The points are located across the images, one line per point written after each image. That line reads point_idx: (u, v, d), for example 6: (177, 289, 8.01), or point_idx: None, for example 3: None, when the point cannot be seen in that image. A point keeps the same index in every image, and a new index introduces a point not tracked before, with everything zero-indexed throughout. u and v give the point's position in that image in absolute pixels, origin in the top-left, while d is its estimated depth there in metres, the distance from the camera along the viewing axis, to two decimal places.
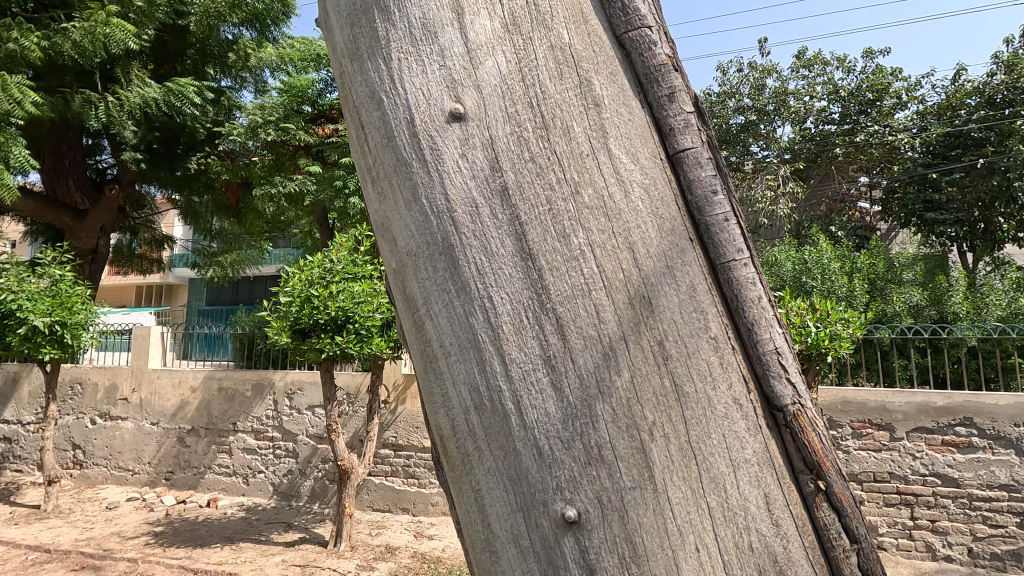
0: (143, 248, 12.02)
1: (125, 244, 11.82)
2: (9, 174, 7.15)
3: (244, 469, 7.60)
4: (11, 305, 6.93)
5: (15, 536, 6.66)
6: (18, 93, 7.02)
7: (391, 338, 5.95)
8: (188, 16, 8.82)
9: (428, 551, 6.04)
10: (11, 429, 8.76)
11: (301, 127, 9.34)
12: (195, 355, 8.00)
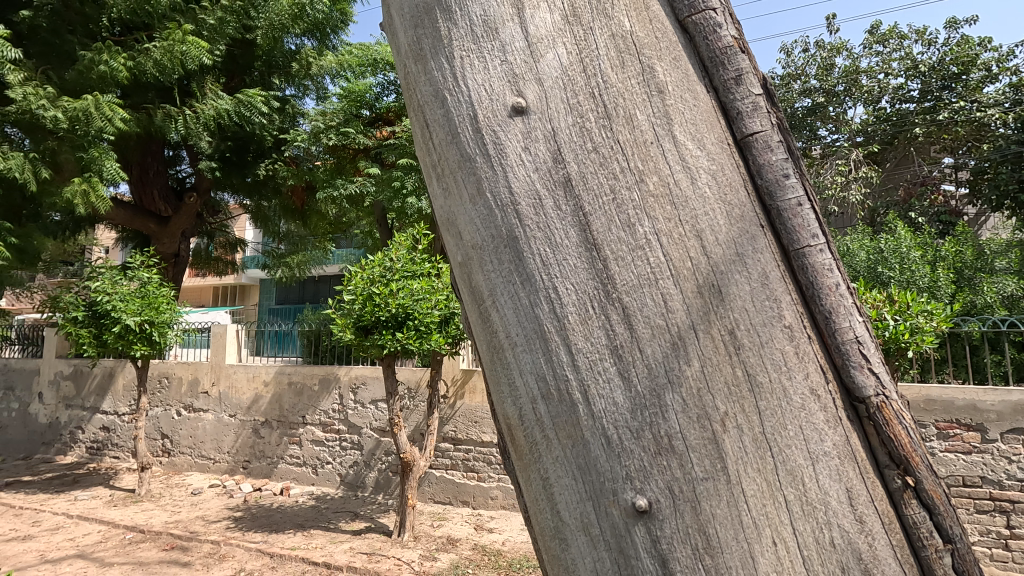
0: (219, 250, 12.83)
1: (203, 248, 12.67)
2: (103, 186, 7.82)
3: (313, 460, 7.99)
4: (107, 306, 7.67)
5: (115, 516, 7.29)
6: (109, 110, 7.64)
7: (449, 334, 6.10)
8: (255, 30, 9.31)
9: (488, 543, 6.13)
10: (109, 419, 9.59)
11: (360, 131, 9.71)
12: (267, 351, 8.51)
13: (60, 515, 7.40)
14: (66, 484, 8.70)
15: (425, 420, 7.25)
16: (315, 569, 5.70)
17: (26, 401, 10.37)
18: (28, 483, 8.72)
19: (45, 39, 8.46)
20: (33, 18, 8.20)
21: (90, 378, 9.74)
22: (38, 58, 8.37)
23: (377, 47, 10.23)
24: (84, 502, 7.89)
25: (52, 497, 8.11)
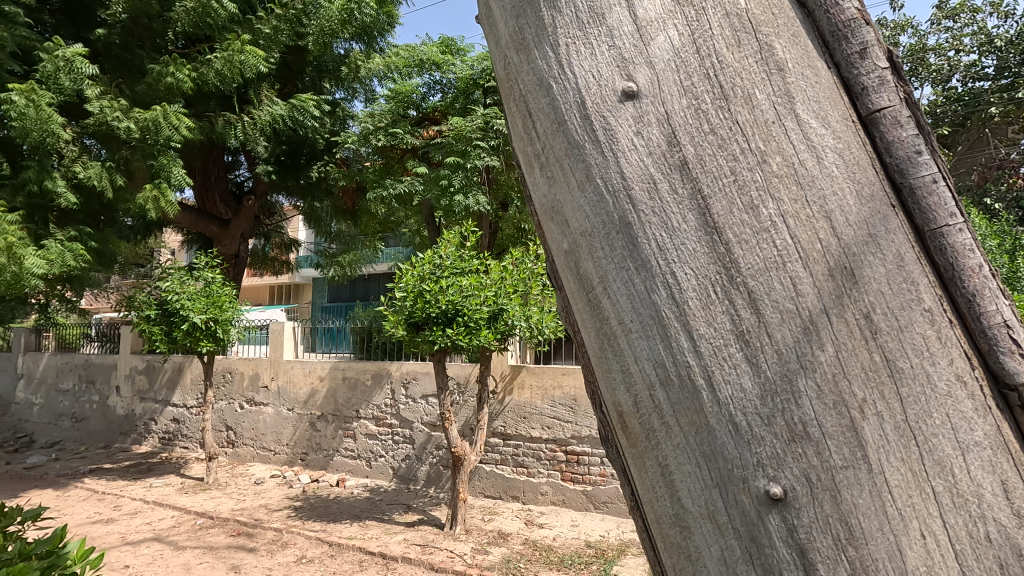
0: (275, 251, 13.39)
1: (260, 248, 13.25)
2: (172, 191, 8.29)
3: (366, 453, 8.23)
4: (176, 305, 8.11)
5: (187, 503, 7.73)
6: (175, 120, 8.08)
7: (498, 330, 6.10)
8: (306, 37, 9.62)
9: (539, 538, 6.15)
10: (179, 411, 10.18)
11: (408, 131, 9.98)
12: (321, 347, 8.84)
13: (138, 500, 7.91)
14: (142, 472, 9.30)
15: (475, 415, 7.34)
16: (371, 558, 5.87)
17: (105, 394, 11.13)
18: (109, 470, 9.36)
19: (118, 55, 9.01)
20: (107, 35, 8.75)
21: (161, 373, 10.36)
22: (112, 72, 8.93)
23: (425, 49, 10.45)
24: (158, 489, 8.41)
25: (130, 484, 8.68)
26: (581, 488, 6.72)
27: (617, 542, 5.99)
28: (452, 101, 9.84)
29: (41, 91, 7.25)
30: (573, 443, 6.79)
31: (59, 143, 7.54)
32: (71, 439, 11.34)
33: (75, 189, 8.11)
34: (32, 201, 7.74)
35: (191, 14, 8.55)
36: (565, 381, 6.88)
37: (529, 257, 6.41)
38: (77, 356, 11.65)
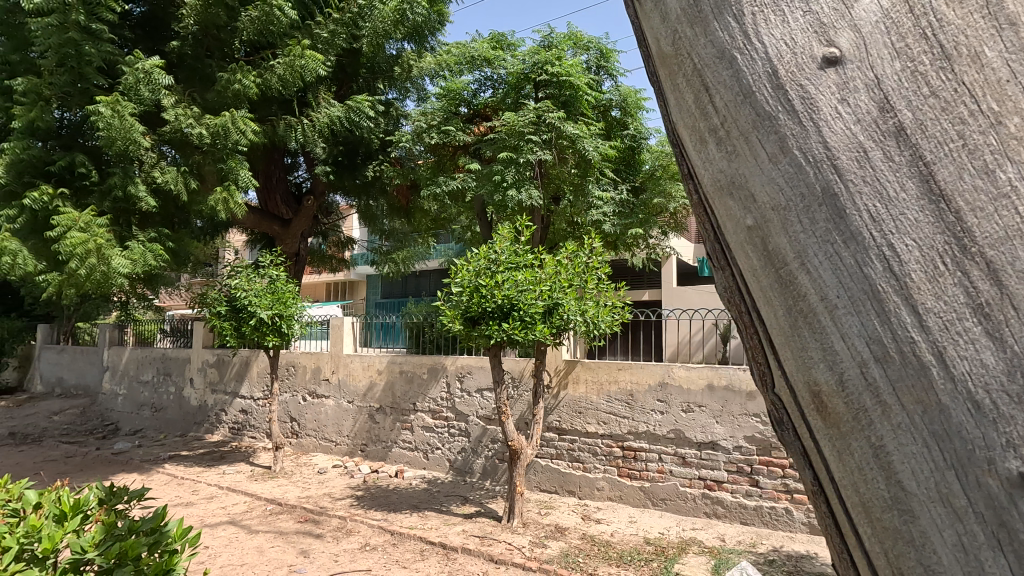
0: (331, 249, 13.93)
1: (317, 246, 13.77)
2: (239, 193, 8.70)
3: (424, 445, 8.41)
4: (244, 301, 8.48)
5: (257, 490, 8.13)
6: (241, 125, 8.44)
7: (554, 325, 6.13)
8: (361, 39, 9.84)
9: (596, 534, 6.10)
10: (247, 403, 10.72)
11: (460, 128, 9.61)
12: (375, 343, 9.13)
13: (213, 486, 8.38)
14: (215, 459, 9.84)
15: (531, 409, 7.37)
16: (432, 548, 5.99)
17: (180, 386, 11.83)
18: (185, 457, 9.96)
19: (190, 65, 9.53)
20: (181, 47, 9.30)
21: (230, 366, 10.92)
22: (184, 82, 9.44)
23: (474, 43, 9.81)
24: (230, 476, 8.88)
25: (205, 470, 9.20)
26: (638, 484, 6.66)
27: (677, 540, 5.86)
28: (502, 96, 9.24)
29: (124, 102, 7.75)
30: (630, 439, 6.74)
31: (140, 151, 8.05)
32: (151, 427, 12.12)
33: (154, 193, 8.64)
34: (118, 205, 8.31)
35: (256, 23, 8.94)
36: (621, 376, 6.83)
37: (583, 251, 6.45)
38: (155, 350, 12.43)
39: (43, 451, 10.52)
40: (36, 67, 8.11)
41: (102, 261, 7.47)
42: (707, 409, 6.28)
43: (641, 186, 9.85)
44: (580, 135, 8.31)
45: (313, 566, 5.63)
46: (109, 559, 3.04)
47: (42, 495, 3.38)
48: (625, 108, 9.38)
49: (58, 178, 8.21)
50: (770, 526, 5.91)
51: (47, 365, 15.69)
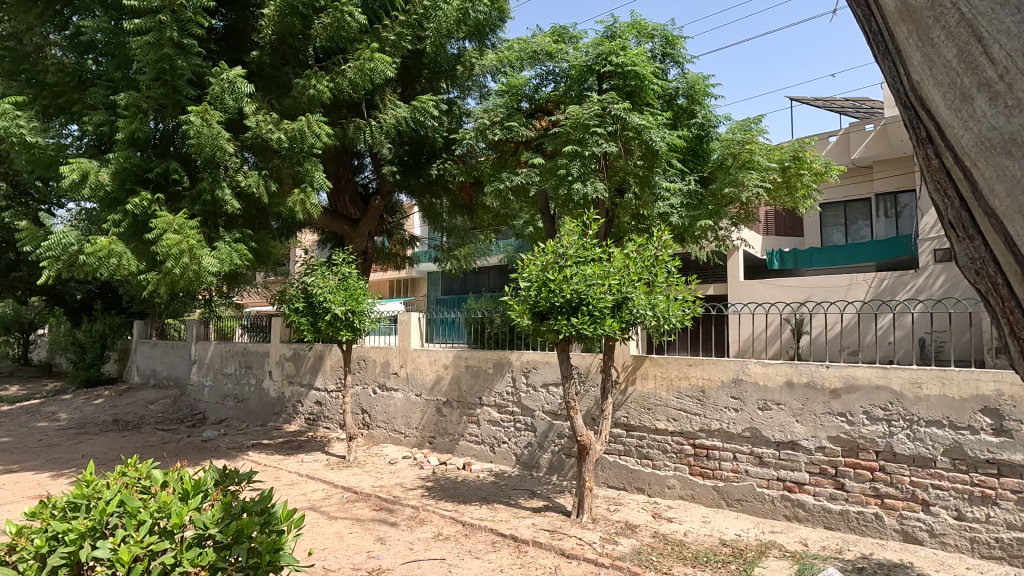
0: (395, 247, 14.27)
1: (382, 245, 14.20)
2: (314, 194, 9.11)
3: (490, 439, 8.49)
4: (319, 297, 8.80)
5: (333, 478, 8.46)
6: (315, 128, 8.79)
7: (623, 319, 5.97)
8: (426, 40, 10.10)
9: (669, 533, 5.93)
10: (321, 395, 11.19)
11: (523, 123, 9.07)
12: (437, 338, 9.37)
13: (292, 473, 8.77)
14: (293, 448, 10.32)
15: (598, 405, 7.26)
16: (504, 540, 6.00)
17: (260, 378, 12.47)
18: (266, 445, 10.49)
19: (268, 73, 9.97)
20: (260, 57, 9.73)
21: (306, 359, 11.44)
22: (263, 90, 9.88)
23: (535, 38, 9.27)
24: (309, 464, 9.30)
25: (285, 458, 9.66)
26: (712, 484, 6.41)
27: (756, 542, 5.59)
28: (565, 90, 8.79)
29: (211, 111, 8.22)
30: (702, 437, 6.51)
31: (225, 156, 8.50)
32: (234, 417, 12.87)
33: (238, 196, 9.12)
34: (206, 208, 8.81)
35: (328, 29, 9.25)
36: (692, 372, 6.61)
37: (651, 244, 6.31)
38: (237, 344, 13.17)
39: (142, 437, 11.37)
40: (134, 82, 8.71)
41: (193, 260, 7.95)
42: (785, 408, 5.97)
43: (709, 176, 9.23)
44: (647, 125, 7.72)
45: (390, 553, 5.73)
46: (228, 535, 3.21)
47: (167, 474, 3.57)
48: (693, 96, 8.92)
49: (155, 184, 8.79)
50: (857, 532, 5.54)
51: (142, 358, 16.96)
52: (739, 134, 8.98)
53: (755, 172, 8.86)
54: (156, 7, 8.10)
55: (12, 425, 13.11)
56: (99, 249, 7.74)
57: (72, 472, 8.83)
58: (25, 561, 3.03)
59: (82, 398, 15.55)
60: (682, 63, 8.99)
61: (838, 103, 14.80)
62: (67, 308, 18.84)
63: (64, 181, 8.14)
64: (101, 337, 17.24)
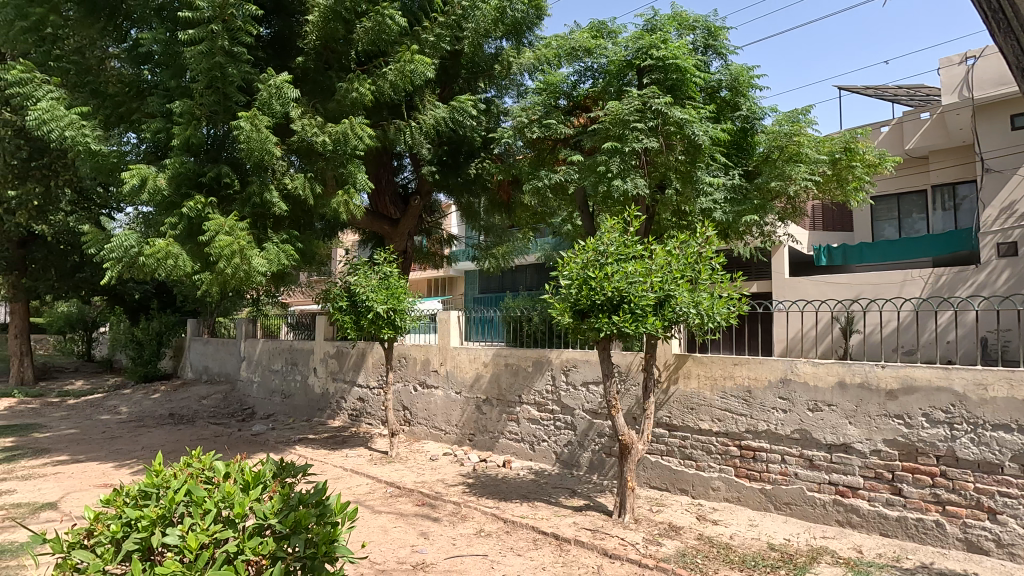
0: (434, 246, 14.45)
1: (420, 244, 14.40)
2: (357, 195, 9.31)
3: (530, 437, 8.48)
4: (362, 296, 8.97)
5: (377, 472, 8.63)
6: (357, 131, 8.97)
7: (666, 317, 5.83)
8: (464, 40, 10.18)
9: (714, 535, 5.79)
10: (364, 391, 11.43)
11: (562, 120, 8.94)
12: (475, 336, 9.46)
13: (337, 467, 8.99)
14: (338, 443, 10.58)
15: (640, 404, 7.15)
16: (545, 538, 5.98)
17: (305, 375, 12.83)
18: (312, 440, 10.78)
19: (313, 78, 10.21)
20: (305, 62, 9.97)
21: (349, 357, 11.70)
22: (308, 94, 10.13)
23: (574, 34, 9.11)
24: (353, 458, 9.51)
25: (330, 453, 9.90)
26: (759, 486, 6.24)
27: (806, 548, 5.40)
28: (604, 86, 8.65)
29: (260, 116, 8.48)
30: (749, 438, 6.33)
31: (273, 160, 8.77)
32: (281, 412, 13.29)
33: (285, 198, 9.39)
34: (255, 210, 9.11)
35: (370, 33, 9.39)
36: (737, 372, 6.43)
37: (695, 240, 6.17)
38: (283, 341, 13.58)
39: (196, 430, 11.87)
40: (188, 90, 9.06)
41: (243, 260, 8.24)
42: (838, 409, 5.74)
43: (754, 170, 8.98)
44: (689, 119, 7.54)
45: (433, 548, 5.80)
46: (287, 526, 3.28)
47: (229, 466, 3.68)
48: (737, 88, 8.68)
49: (208, 187, 9.14)
50: (916, 540, 5.27)
51: (195, 355, 17.70)
52: (787, 126, 8.55)
53: (804, 164, 8.49)
54: (208, 18, 8.39)
55: (78, 417, 13.89)
56: (157, 250, 8.10)
57: (133, 462, 9.29)
58: (102, 545, 3.18)
59: (141, 392, 16.35)
60: (725, 54, 8.74)
61: (892, 91, 14.10)
62: (126, 306, 19.84)
63: (124, 185, 8.55)
64: (158, 335, 18.08)
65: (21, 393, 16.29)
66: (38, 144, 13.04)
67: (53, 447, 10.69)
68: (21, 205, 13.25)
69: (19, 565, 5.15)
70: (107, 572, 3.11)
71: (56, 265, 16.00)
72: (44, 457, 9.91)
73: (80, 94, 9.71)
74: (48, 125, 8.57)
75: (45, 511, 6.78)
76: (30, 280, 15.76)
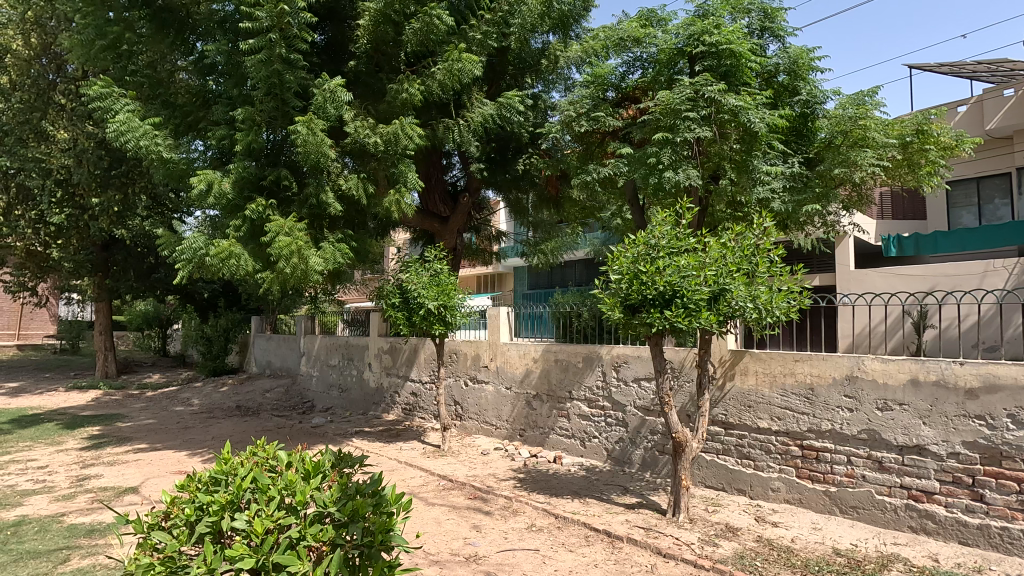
0: (482, 243, 14.60)
1: (469, 240, 14.56)
2: (408, 193, 9.48)
3: (581, 433, 8.43)
4: (414, 292, 9.15)
5: (430, 465, 8.78)
6: (408, 131, 9.15)
7: (720, 312, 5.67)
8: (510, 36, 10.21)
9: (774, 538, 5.57)
10: (417, 386, 11.67)
11: (610, 112, 8.75)
12: (524, 332, 9.49)
13: (392, 460, 9.20)
14: (392, 436, 10.84)
15: (694, 402, 6.96)
16: (597, 534, 5.94)
17: (361, 370, 13.21)
18: (367, 433, 11.09)
19: (364, 81, 10.45)
20: (357, 66, 10.21)
21: (402, 352, 11.98)
22: (360, 97, 10.40)
23: (622, 24, 8.87)
24: (407, 451, 9.71)
25: (385, 446, 10.16)
26: (822, 488, 5.95)
27: (875, 554, 5.11)
28: (652, 76, 8.40)
29: (315, 120, 8.75)
30: (811, 438, 6.05)
31: (329, 162, 9.04)
32: (339, 405, 13.76)
33: (340, 199, 9.67)
34: (312, 211, 9.42)
35: (418, 33, 9.45)
36: (798, 369, 6.14)
37: (751, 232, 5.93)
38: (340, 337, 14.04)
39: (261, 422, 12.46)
40: (249, 98, 9.48)
41: (302, 260, 8.56)
42: (910, 408, 5.39)
43: (816, 157, 8.42)
44: (745, 106, 7.26)
45: (485, 541, 5.85)
46: (345, 514, 3.38)
47: (291, 456, 3.83)
48: (796, 71, 8.26)
49: (268, 190, 9.55)
50: (1001, 550, 4.88)
51: (259, 350, 18.57)
52: (852, 110, 8.14)
53: (870, 149, 7.99)
54: (266, 27, 8.70)
55: (156, 408, 14.88)
56: (222, 251, 8.52)
57: (204, 451, 9.86)
58: (178, 527, 3.37)
59: (211, 385, 17.33)
60: (783, 37, 8.34)
61: (970, 68, 13.07)
62: (196, 304, 21.01)
63: (193, 191, 9.02)
64: (225, 331, 19.12)
65: (106, 386, 17.59)
66: (118, 154, 14.26)
67: (134, 436, 11.49)
68: (103, 211, 14.53)
69: (106, 544, 5.57)
70: (182, 552, 3.30)
71: (134, 266, 17.12)
72: (127, 445, 10.67)
73: (153, 105, 10.32)
74: (125, 136, 9.16)
75: (128, 495, 7.32)
76: (111, 281, 16.89)
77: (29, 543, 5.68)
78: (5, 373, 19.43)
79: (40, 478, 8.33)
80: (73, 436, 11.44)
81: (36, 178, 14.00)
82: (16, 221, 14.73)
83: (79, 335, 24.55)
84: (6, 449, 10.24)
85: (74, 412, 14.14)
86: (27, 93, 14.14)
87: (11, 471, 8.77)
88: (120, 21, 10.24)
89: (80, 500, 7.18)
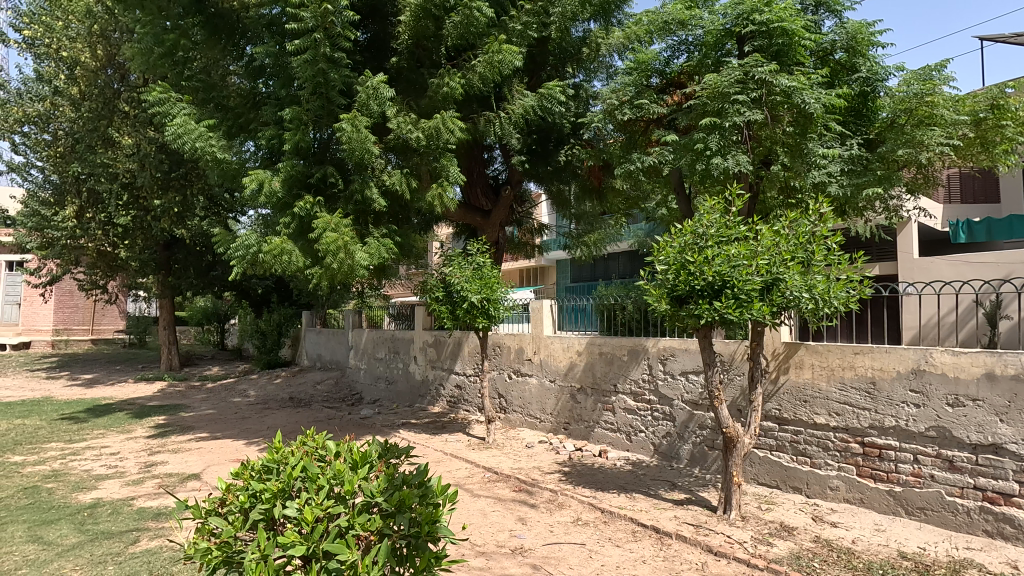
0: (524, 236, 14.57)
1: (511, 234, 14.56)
2: (450, 187, 9.47)
3: (627, 427, 8.25)
4: (457, 286, 9.15)
5: (476, 458, 8.78)
6: (448, 125, 9.13)
7: (774, 302, 5.37)
8: (551, 26, 10.02)
9: (834, 538, 5.28)
10: (462, 379, 11.74)
11: (654, 99, 8.42)
12: (567, 326, 9.38)
13: (438, 451, 9.27)
14: (438, 428, 10.92)
15: (746, 396, 6.70)
16: (644, 530, 5.79)
17: (407, 362, 13.36)
18: (414, 424, 11.23)
19: (406, 77, 10.51)
20: (399, 62, 10.28)
21: (446, 346, 12.07)
22: (402, 93, 10.49)
23: (666, 7, 8.45)
24: (453, 443, 9.75)
25: (431, 437, 10.26)
26: (885, 488, 5.60)
27: (946, 559, 4.77)
28: (699, 60, 8.06)
29: (359, 117, 8.84)
30: (873, 435, 5.70)
31: (373, 158, 9.11)
32: (386, 398, 13.97)
33: (383, 195, 9.78)
34: (357, 207, 9.55)
35: (458, 27, 9.38)
36: (858, 362, 5.80)
37: (806, 219, 5.62)
38: (386, 331, 14.26)
39: (313, 413, 12.82)
40: (297, 97, 9.68)
41: (348, 255, 8.67)
42: (985, 405, 4.99)
43: (877, 138, 7.90)
44: (799, 86, 6.85)
45: (531, 533, 5.81)
46: (391, 504, 3.37)
47: (339, 445, 3.84)
48: (854, 48, 7.72)
49: (315, 188, 9.73)
50: None
51: (308, 343, 19.06)
52: (917, 86, 7.41)
53: (939, 128, 7.37)
54: (311, 27, 8.82)
55: (215, 399, 15.56)
56: (274, 248, 8.78)
57: (261, 440, 10.24)
58: (233, 513, 3.44)
59: (265, 377, 17.99)
60: (840, 11, 7.86)
61: None
62: (251, 300, 21.86)
63: (246, 190, 9.30)
64: (278, 326, 19.78)
65: (170, 377, 18.56)
66: (177, 157, 14.96)
67: (196, 425, 12.05)
68: (164, 211, 15.21)
69: (171, 526, 5.83)
70: (237, 538, 3.37)
71: (194, 265, 17.95)
72: (190, 433, 11.20)
73: (207, 108, 10.73)
74: (182, 138, 9.50)
75: (191, 481, 7.68)
76: (173, 279, 17.71)
77: (103, 524, 6.01)
78: (81, 365, 20.76)
79: (113, 464, 8.85)
80: (141, 425, 12.10)
81: (104, 182, 14.84)
82: (88, 223, 15.68)
83: (145, 329, 25.97)
84: (84, 436, 10.93)
85: (142, 402, 14.96)
86: (95, 102, 14.76)
87: (87, 456, 9.34)
88: (176, 29, 10.63)
89: (148, 485, 7.58)
